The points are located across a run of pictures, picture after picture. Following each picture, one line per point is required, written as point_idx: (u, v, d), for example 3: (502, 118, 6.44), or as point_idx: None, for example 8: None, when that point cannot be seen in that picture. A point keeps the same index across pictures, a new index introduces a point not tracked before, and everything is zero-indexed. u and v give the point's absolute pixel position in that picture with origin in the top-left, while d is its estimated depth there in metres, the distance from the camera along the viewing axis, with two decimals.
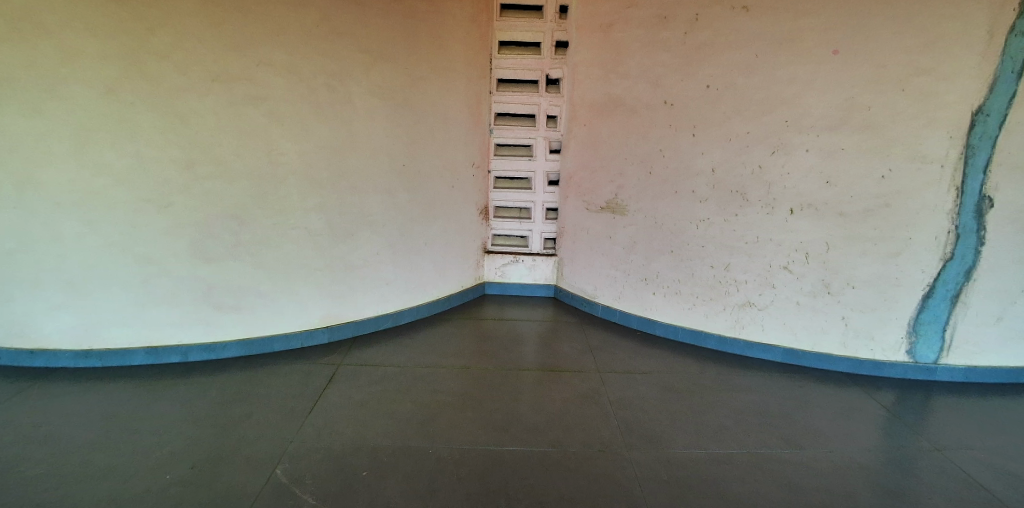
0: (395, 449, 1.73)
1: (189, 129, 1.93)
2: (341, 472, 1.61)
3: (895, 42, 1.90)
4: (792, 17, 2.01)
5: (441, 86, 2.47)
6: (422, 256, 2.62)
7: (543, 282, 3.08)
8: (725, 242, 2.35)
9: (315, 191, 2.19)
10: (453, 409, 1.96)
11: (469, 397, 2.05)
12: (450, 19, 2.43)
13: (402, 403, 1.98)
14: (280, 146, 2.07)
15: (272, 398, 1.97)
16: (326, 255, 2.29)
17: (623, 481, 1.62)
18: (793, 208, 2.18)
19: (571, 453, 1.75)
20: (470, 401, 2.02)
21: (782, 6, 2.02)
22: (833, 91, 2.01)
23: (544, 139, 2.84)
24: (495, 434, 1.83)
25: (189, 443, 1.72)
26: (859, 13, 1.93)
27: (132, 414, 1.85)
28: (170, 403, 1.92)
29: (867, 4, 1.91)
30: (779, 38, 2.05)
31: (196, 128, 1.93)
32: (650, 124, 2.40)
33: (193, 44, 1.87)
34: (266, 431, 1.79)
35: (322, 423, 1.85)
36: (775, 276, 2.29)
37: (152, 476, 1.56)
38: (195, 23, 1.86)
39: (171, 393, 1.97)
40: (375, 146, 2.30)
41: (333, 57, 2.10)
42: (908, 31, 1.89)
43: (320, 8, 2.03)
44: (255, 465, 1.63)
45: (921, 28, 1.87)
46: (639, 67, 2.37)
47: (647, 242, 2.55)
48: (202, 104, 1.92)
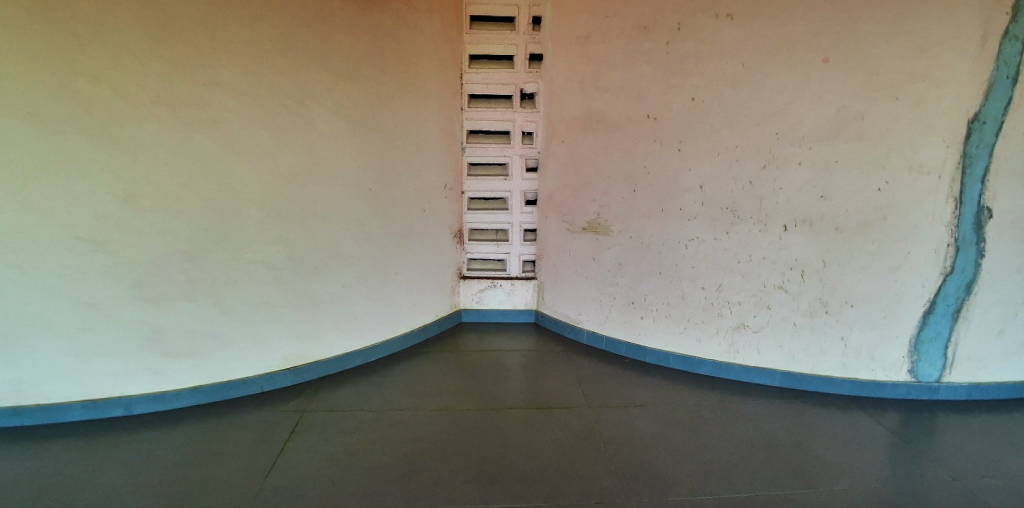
0: (390, 468, 1.71)
1: (128, 157, 1.71)
2: (334, 493, 1.59)
3: (888, 48, 1.81)
4: (779, 25, 1.91)
5: (410, 105, 2.33)
6: (393, 287, 2.43)
7: (523, 307, 2.93)
8: (717, 263, 2.21)
9: (275, 221, 2.00)
10: (449, 426, 1.97)
11: (467, 413, 2.06)
12: (418, 34, 2.29)
13: (398, 424, 1.98)
14: (232, 174, 1.88)
15: (259, 424, 1.93)
16: (288, 290, 2.09)
17: (626, 499, 1.58)
18: (787, 224, 2.06)
19: (571, 469, 1.72)
20: (469, 417, 2.03)
21: (768, 13, 1.92)
22: (820, 102, 1.91)
23: (521, 157, 2.70)
24: (492, 450, 1.82)
25: (172, 465, 1.70)
26: (849, 19, 1.83)
27: (113, 440, 1.81)
28: (154, 427, 1.89)
29: (859, 8, 1.81)
30: (767, 46, 1.94)
31: (137, 156, 1.73)
32: (633, 139, 2.27)
33: (132, 63, 1.67)
34: (254, 454, 1.77)
35: (314, 445, 1.83)
36: (770, 296, 2.16)
37: (129, 497, 1.55)
38: (132, 40, 1.66)
39: (132, 438, 1.83)
40: (339, 169, 2.12)
41: (292, 75, 1.94)
42: (901, 35, 1.79)
43: (275, 22, 1.87)
44: (240, 489, 1.60)
45: (915, 33, 1.78)
46: (620, 79, 2.25)
47: (634, 263, 2.40)
48: (143, 130, 1.72)
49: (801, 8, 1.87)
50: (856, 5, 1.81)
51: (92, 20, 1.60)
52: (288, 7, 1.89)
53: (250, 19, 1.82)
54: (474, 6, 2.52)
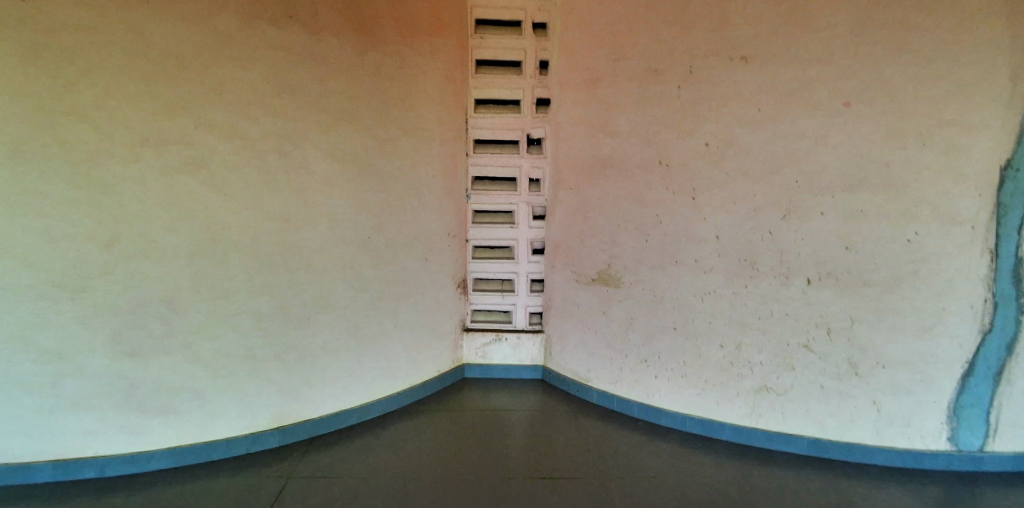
0: None
1: (110, 197, 1.63)
2: None
3: (912, 93, 1.72)
4: (797, 67, 1.83)
5: (411, 150, 2.26)
6: (390, 339, 2.28)
7: (529, 362, 2.76)
8: (735, 319, 2.06)
9: (264, 269, 1.89)
10: (440, 496, 1.76)
11: (462, 481, 1.86)
12: (421, 78, 2.25)
13: (383, 493, 1.77)
14: (220, 218, 1.78)
15: (236, 492, 1.74)
16: (275, 342, 1.95)
17: None
18: (810, 277, 1.92)
19: None
20: (463, 486, 1.82)
21: (784, 56, 1.84)
22: (842, 150, 1.81)
23: (527, 204, 2.61)
24: None
25: None
26: (869, 63, 1.75)
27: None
28: (124, 494, 1.71)
29: (878, 51, 1.73)
30: (784, 89, 1.86)
31: (119, 197, 1.64)
32: (644, 186, 2.18)
33: (120, 103, 1.61)
34: None
35: None
36: (794, 356, 1.99)
37: None
38: (122, 79, 1.61)
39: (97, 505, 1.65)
40: (334, 215, 2.02)
41: (288, 118, 1.87)
42: (925, 79, 1.71)
43: (273, 63, 1.82)
44: None
45: (939, 76, 1.69)
46: (630, 124, 2.18)
47: (647, 318, 2.25)
48: (128, 170, 1.64)
49: (818, 51, 1.80)
50: (877, 48, 1.74)
51: (80, 57, 1.56)
52: (286, 47, 1.84)
53: (247, 60, 1.77)
54: (479, 50, 2.48)
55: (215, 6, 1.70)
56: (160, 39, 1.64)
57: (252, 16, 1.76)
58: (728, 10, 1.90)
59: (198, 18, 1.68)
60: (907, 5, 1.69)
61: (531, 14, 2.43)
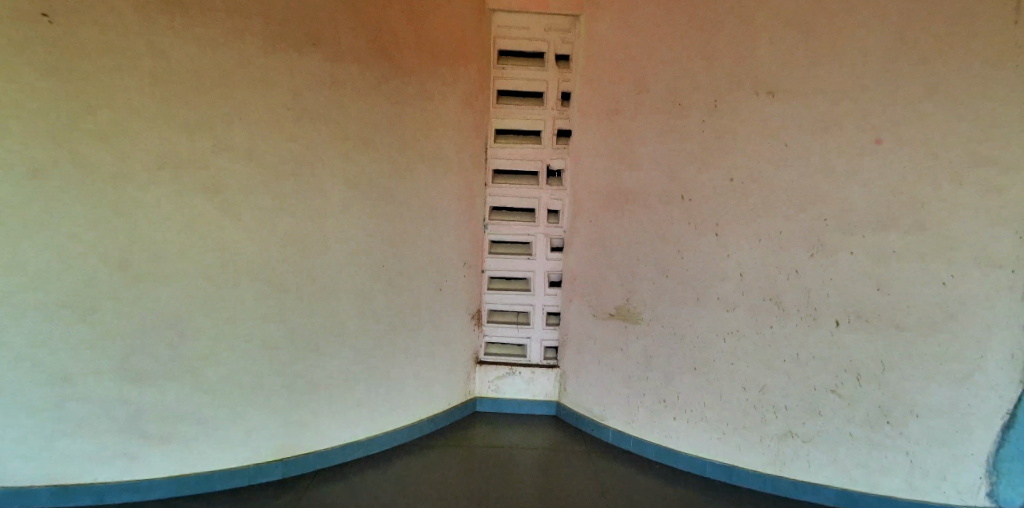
0: None
1: (127, 219, 1.63)
2: None
3: (947, 129, 1.66)
4: (826, 103, 1.79)
5: (429, 179, 2.23)
6: (400, 371, 2.22)
7: (542, 398, 2.68)
8: (758, 361, 1.98)
9: (276, 294, 1.86)
10: None
11: None
12: (442, 107, 2.24)
13: None
14: (235, 242, 1.77)
15: None
16: (283, 369, 1.90)
17: None
18: (838, 318, 1.84)
19: None
20: None
21: (812, 91, 1.81)
22: (868, 189, 1.76)
23: (545, 235, 2.57)
24: None
25: None
26: (901, 98, 1.70)
27: None
28: None
29: (910, 88, 1.69)
30: (812, 124, 1.82)
31: (135, 219, 1.64)
32: (666, 220, 2.13)
33: (139, 126, 1.62)
34: None
35: None
36: (821, 401, 1.89)
37: None
38: (145, 103, 1.63)
39: None
40: (349, 242, 1.99)
41: (307, 144, 1.87)
42: (964, 117, 1.64)
43: (294, 90, 1.83)
44: None
45: (974, 113, 1.63)
46: (652, 157, 2.15)
47: (666, 357, 2.17)
48: (145, 192, 1.65)
49: (848, 86, 1.76)
50: (908, 84, 1.69)
51: (106, 81, 1.58)
52: (308, 73, 1.84)
53: (270, 87, 1.78)
54: (501, 81, 2.48)
55: (241, 34, 1.72)
56: (185, 64, 1.66)
57: (275, 43, 1.78)
58: (754, 45, 1.89)
59: (223, 45, 1.70)
60: (942, 42, 1.64)
61: (554, 46, 2.44)
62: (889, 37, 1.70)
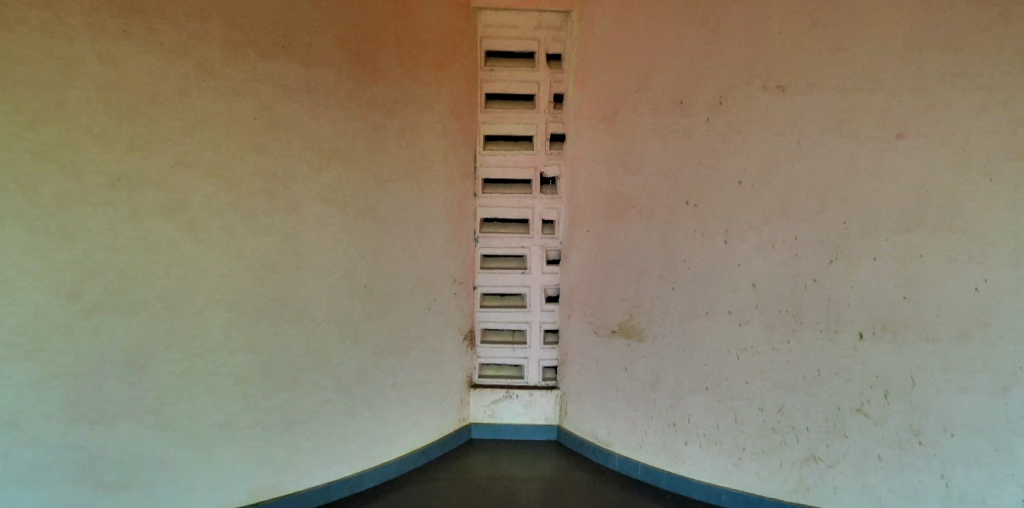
0: None
1: (73, 247, 1.40)
2: None
3: (974, 113, 1.44)
4: (841, 93, 1.61)
5: (413, 191, 2.08)
6: (385, 400, 2.04)
7: (543, 422, 2.50)
8: (777, 379, 1.81)
9: (247, 321, 1.69)
10: None
11: None
12: (426, 114, 2.10)
13: None
14: (198, 264, 1.58)
15: None
16: (255, 402, 1.72)
17: None
18: (863, 331, 1.66)
19: None
20: None
21: (826, 78, 1.63)
22: (897, 184, 1.56)
23: (540, 247, 2.43)
24: None
25: None
26: (919, 82, 1.50)
27: None
28: None
29: (930, 67, 1.49)
30: (829, 117, 1.64)
31: (82, 248, 1.41)
32: (669, 228, 1.99)
33: (87, 140, 1.40)
34: None
35: None
36: (846, 422, 1.71)
37: None
38: (90, 113, 1.40)
39: None
40: (327, 261, 1.84)
41: (281, 156, 1.71)
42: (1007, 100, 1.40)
43: (264, 96, 1.66)
44: None
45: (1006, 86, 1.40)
46: (655, 159, 2.01)
47: (674, 376, 2.02)
48: (94, 216, 1.43)
49: (866, 73, 1.57)
50: (925, 64, 1.49)
51: (39, 87, 1.33)
52: (280, 77, 1.68)
53: (235, 93, 1.60)
54: (490, 84, 2.35)
55: (201, 38, 1.53)
56: (137, 70, 1.45)
57: (242, 48, 1.60)
58: (761, 34, 1.73)
59: (182, 49, 1.50)
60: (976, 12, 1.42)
61: (545, 46, 2.31)
62: (913, 16, 1.49)
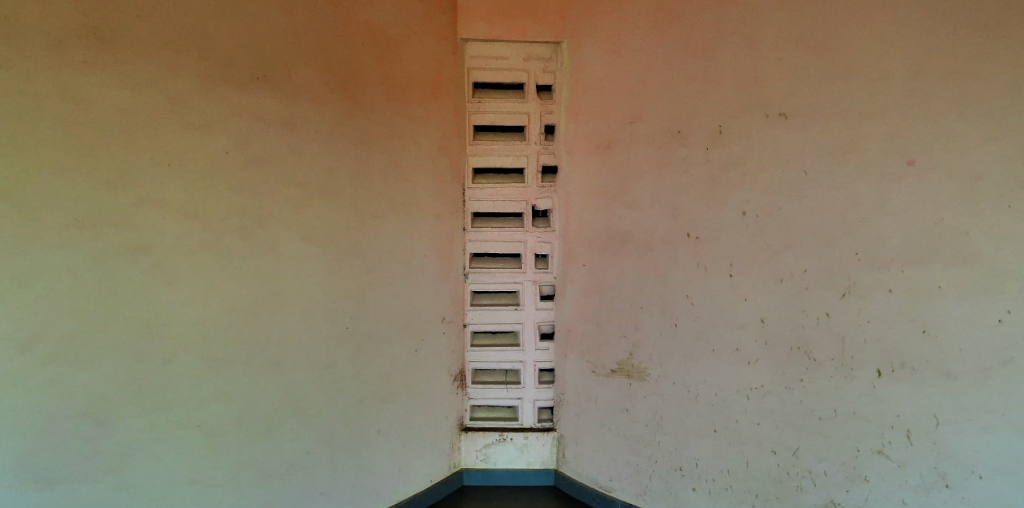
0: None
1: (16, 297, 1.19)
2: None
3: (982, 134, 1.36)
4: (846, 121, 1.55)
5: (400, 226, 1.99)
6: (370, 448, 1.91)
7: (540, 466, 2.36)
8: (789, 420, 1.69)
9: (216, 368, 1.52)
10: None
11: None
12: (414, 147, 2.03)
13: None
14: (165, 310, 1.42)
15: None
16: (229, 456, 1.56)
17: None
18: (880, 368, 1.54)
19: None
20: None
21: (827, 106, 1.58)
22: (910, 213, 1.47)
23: (534, 283, 2.34)
24: None
25: None
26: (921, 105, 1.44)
27: None
28: None
29: (936, 90, 1.41)
30: (831, 146, 1.58)
31: (27, 296, 1.21)
32: (668, 262, 1.91)
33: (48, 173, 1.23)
34: None
35: None
36: (865, 464, 1.57)
37: None
38: (43, 144, 1.23)
39: None
40: (309, 304, 1.72)
41: (257, 193, 1.59)
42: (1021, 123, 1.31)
43: (240, 129, 1.54)
44: None
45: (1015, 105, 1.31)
46: (652, 192, 1.94)
47: (679, 418, 1.91)
48: (43, 258, 1.23)
49: (874, 100, 1.50)
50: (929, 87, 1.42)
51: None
52: (259, 107, 1.58)
53: (208, 126, 1.48)
54: (478, 116, 2.29)
55: (179, 67, 1.42)
56: (104, 97, 1.30)
57: (225, 80, 1.51)
58: (761, 63, 1.68)
59: (157, 78, 1.38)
60: (983, 34, 1.34)
61: (536, 76, 2.25)
62: (915, 37, 1.44)
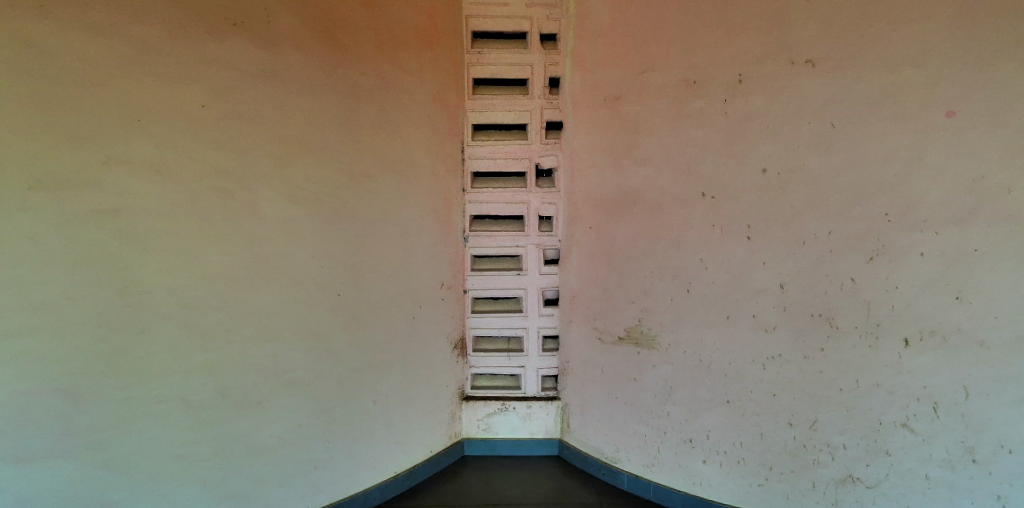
0: None
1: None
2: None
3: None
4: (883, 66, 1.39)
5: (393, 187, 1.88)
6: (369, 420, 1.86)
7: (544, 436, 2.32)
8: (808, 391, 1.59)
9: (199, 339, 1.44)
10: None
11: None
12: (408, 101, 1.89)
13: None
14: (141, 276, 1.33)
15: None
16: (214, 428, 1.49)
17: None
18: (907, 337, 1.43)
19: None
20: None
21: (862, 49, 1.41)
22: (953, 167, 1.33)
23: (537, 246, 2.23)
24: None
25: None
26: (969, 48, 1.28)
27: None
28: None
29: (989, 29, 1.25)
30: (861, 95, 1.42)
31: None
32: (681, 225, 1.78)
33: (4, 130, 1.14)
34: None
35: None
36: (887, 438, 1.48)
37: None
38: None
39: None
40: (296, 270, 1.62)
41: (236, 151, 1.47)
42: None
43: (212, 82, 1.41)
44: None
45: None
46: (662, 149, 1.80)
47: (688, 389, 1.82)
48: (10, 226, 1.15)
49: (922, 43, 1.33)
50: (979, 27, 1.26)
51: None
52: (233, 54, 1.44)
53: (176, 77, 1.34)
54: (477, 67, 2.13)
55: (140, 15, 1.28)
56: (58, 46, 1.18)
57: (190, 29, 1.36)
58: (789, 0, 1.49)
59: (113, 26, 1.25)
60: None
61: (539, 24, 2.08)
62: None
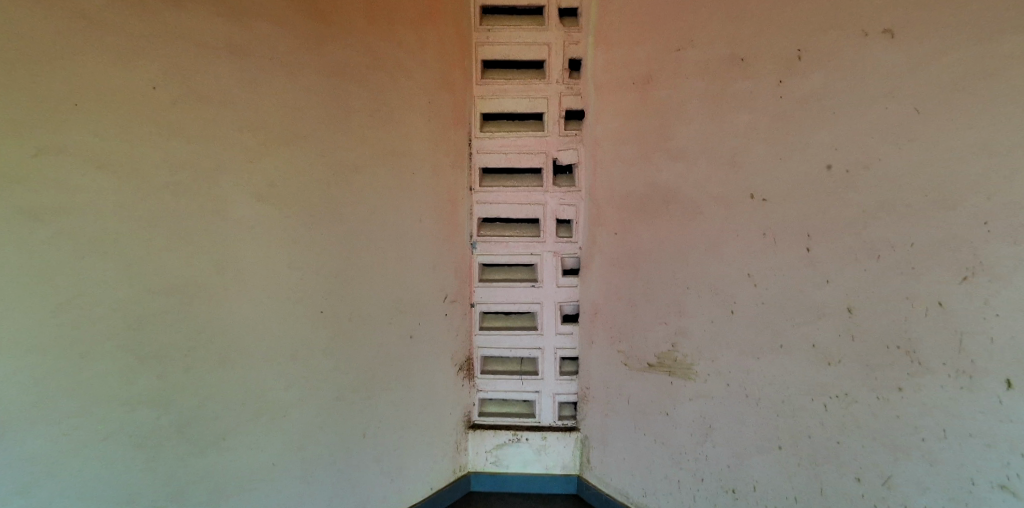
0: None
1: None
2: None
3: None
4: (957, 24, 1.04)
5: (394, 184, 1.70)
6: (356, 452, 1.65)
7: (561, 471, 2.12)
8: (883, 440, 1.22)
9: (157, 370, 1.18)
10: None
11: None
12: (402, 88, 1.71)
13: None
14: (78, 296, 1.05)
15: None
16: (181, 480, 1.26)
17: None
18: (1011, 377, 1.00)
19: None
20: None
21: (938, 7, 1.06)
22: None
23: (554, 254, 2.04)
24: None
25: None
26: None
27: None
28: None
29: None
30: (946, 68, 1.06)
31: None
32: (722, 236, 1.53)
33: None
34: None
35: None
36: (980, 501, 1.06)
37: None
38: None
39: None
40: (270, 285, 1.37)
41: (207, 140, 1.23)
42: None
43: (174, 60, 1.17)
44: None
45: None
46: (698, 141, 1.56)
47: (727, 428, 1.57)
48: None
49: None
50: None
51: None
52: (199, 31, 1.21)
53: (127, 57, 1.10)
54: (488, 47, 1.95)
55: None
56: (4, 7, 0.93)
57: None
58: None
59: None
60: None
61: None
62: None
